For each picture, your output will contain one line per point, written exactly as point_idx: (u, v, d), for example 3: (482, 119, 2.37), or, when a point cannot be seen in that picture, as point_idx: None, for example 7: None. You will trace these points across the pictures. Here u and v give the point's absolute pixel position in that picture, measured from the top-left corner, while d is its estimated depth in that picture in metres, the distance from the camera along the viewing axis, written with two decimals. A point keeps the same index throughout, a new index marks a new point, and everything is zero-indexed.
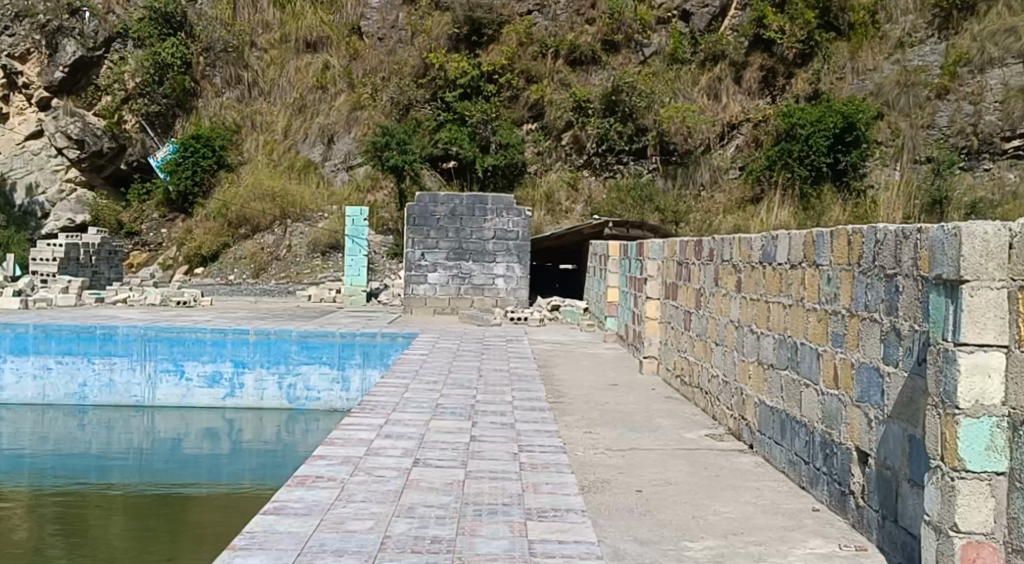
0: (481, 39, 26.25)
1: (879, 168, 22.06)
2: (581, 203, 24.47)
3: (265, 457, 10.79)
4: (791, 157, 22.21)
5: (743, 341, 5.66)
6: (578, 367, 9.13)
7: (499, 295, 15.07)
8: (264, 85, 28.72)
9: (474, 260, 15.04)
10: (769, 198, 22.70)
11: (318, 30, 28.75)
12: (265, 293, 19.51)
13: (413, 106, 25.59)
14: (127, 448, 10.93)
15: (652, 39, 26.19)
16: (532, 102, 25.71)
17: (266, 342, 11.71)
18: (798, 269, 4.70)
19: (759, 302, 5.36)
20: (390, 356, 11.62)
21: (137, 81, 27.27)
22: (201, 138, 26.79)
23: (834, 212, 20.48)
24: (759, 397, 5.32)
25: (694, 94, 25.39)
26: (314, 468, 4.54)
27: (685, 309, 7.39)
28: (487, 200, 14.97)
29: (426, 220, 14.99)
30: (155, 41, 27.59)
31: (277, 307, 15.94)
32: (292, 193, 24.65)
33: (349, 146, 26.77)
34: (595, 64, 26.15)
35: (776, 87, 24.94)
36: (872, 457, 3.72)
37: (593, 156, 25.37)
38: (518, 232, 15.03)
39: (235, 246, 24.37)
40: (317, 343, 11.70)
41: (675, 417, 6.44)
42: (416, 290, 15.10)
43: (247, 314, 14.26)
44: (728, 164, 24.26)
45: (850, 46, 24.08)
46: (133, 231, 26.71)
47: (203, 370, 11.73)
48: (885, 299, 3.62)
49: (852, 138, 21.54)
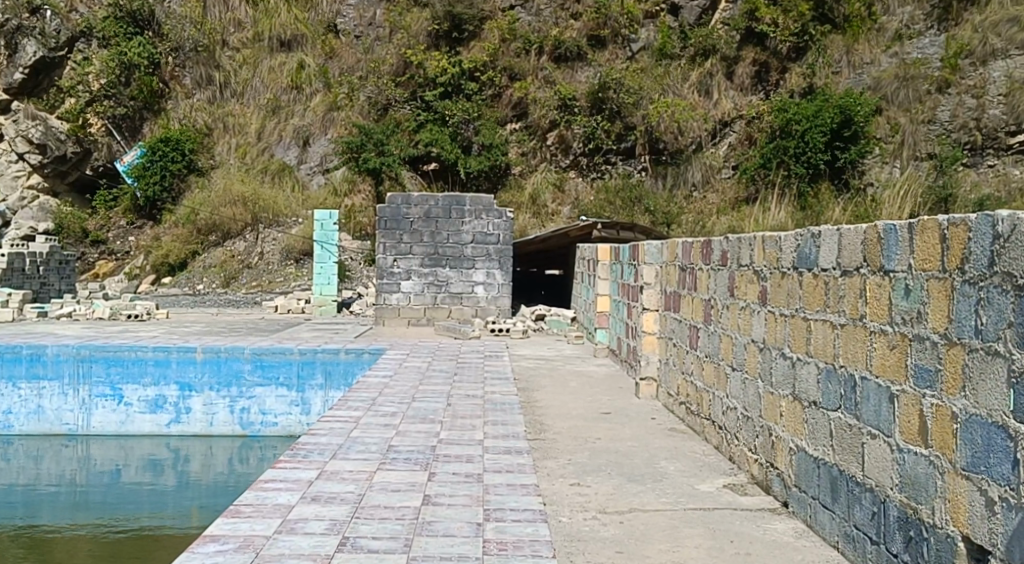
0: (461, 35, 25.02)
1: (879, 165, 20.95)
2: (568, 205, 23.31)
3: (214, 489, 9.54)
4: (788, 154, 21.10)
5: (771, 368, 4.46)
6: (565, 389, 7.89)
7: (479, 305, 13.84)
8: (236, 86, 27.16)
9: (451, 267, 13.80)
10: (764, 198, 21.59)
11: (292, 27, 27.23)
12: (231, 303, 18.25)
13: (391, 106, 24.44)
14: (57, 482, 9.64)
15: (640, 33, 25.01)
16: (515, 101, 24.48)
17: (215, 361, 10.46)
18: (852, 276, 3.51)
19: (793, 320, 4.16)
20: (354, 375, 10.45)
21: (102, 82, 26.00)
22: (169, 141, 25.37)
23: (834, 212, 19.34)
24: (794, 441, 4.11)
25: (685, 89, 24.11)
26: (197, 560, 3.29)
27: (691, 324, 6.18)
28: (464, 201, 13.74)
29: (398, 223, 13.76)
30: (121, 41, 26.18)
31: (238, 320, 14.68)
32: (265, 197, 23.42)
33: (325, 148, 25.41)
34: (581, 60, 24.84)
35: (769, 83, 23.72)
36: (995, 555, 2.51)
37: (580, 156, 24.19)
38: (498, 235, 13.81)
39: (205, 254, 23.02)
40: (273, 361, 10.48)
41: (684, 459, 5.21)
42: (389, 299, 13.82)
43: (202, 328, 12.98)
44: (720, 164, 23.09)
45: (845, 39, 22.94)
46: (98, 240, 25.35)
47: (144, 394, 10.44)
48: (1016, 322, 2.44)
49: (849, 133, 20.35)
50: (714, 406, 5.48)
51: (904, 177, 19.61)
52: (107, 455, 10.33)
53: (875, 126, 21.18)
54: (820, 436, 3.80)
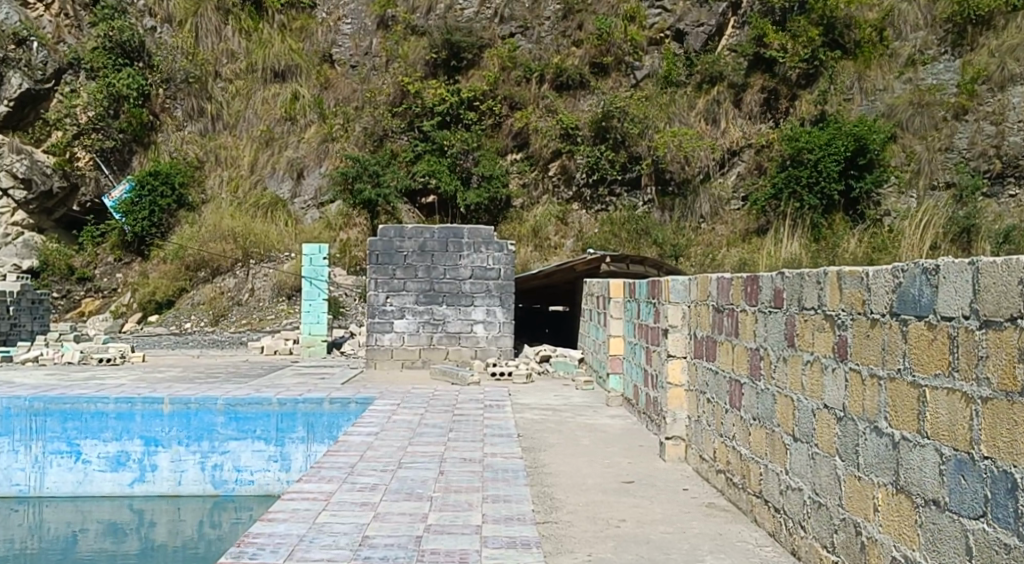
0: (460, 64, 24.16)
1: (894, 195, 20.03)
2: (571, 237, 22.38)
3: (184, 553, 8.39)
4: (799, 184, 20.10)
5: (855, 444, 3.37)
6: (578, 449, 6.81)
7: (479, 345, 12.77)
8: (229, 118, 26.29)
9: (448, 304, 12.76)
10: (776, 228, 20.57)
11: (286, 58, 26.36)
12: (215, 344, 17.17)
13: (388, 137, 23.64)
14: (4, 548, 8.47)
15: (644, 60, 24.11)
16: (516, 130, 23.52)
17: (184, 413, 9.38)
18: (1000, 329, 2.45)
19: (892, 382, 3.07)
20: (340, 428, 9.44)
21: (89, 115, 25.09)
22: (159, 174, 24.45)
23: (850, 244, 18.31)
24: (899, 549, 3.01)
25: (691, 118, 23.23)
26: None
27: (731, 377, 5.10)
28: (462, 233, 12.72)
29: (391, 257, 12.76)
30: (110, 72, 25.26)
31: (219, 364, 13.60)
32: (256, 231, 22.47)
33: (320, 180, 24.45)
34: (583, 89, 23.91)
35: (779, 111, 22.74)
36: None
37: (583, 188, 23.23)
38: (499, 270, 12.78)
39: (193, 291, 21.99)
40: (248, 412, 9.41)
41: (734, 553, 4.13)
42: (381, 340, 12.77)
43: (177, 374, 11.88)
44: (729, 195, 22.15)
45: (856, 66, 22.12)
46: (84, 277, 24.39)
47: (104, 451, 9.34)
48: None
49: (865, 161, 19.65)
50: (768, 482, 4.38)
51: (922, 208, 18.73)
52: (62, 519, 9.17)
53: (890, 154, 20.27)
54: (945, 548, 2.71)
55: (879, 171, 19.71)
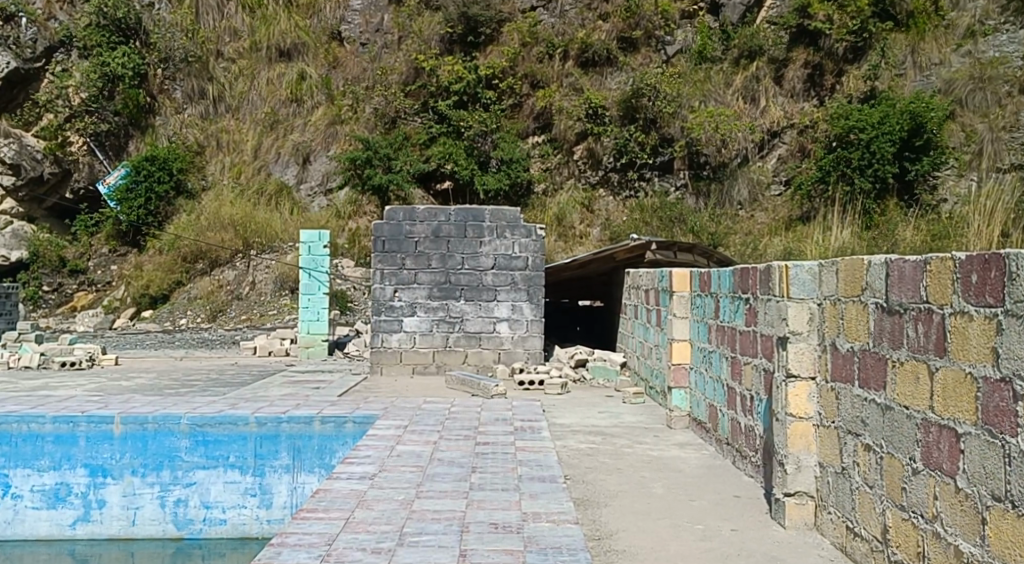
0: (477, 40, 22.08)
1: (954, 177, 17.83)
2: (597, 226, 20.44)
3: None
4: (851, 167, 17.98)
5: None
6: (651, 504, 4.86)
7: (503, 346, 10.86)
8: (231, 100, 24.24)
9: (467, 298, 10.86)
10: (823, 216, 18.51)
11: (292, 35, 24.27)
12: (205, 343, 15.32)
13: (400, 119, 21.64)
14: None
15: (676, 35, 21.94)
16: (539, 111, 21.46)
17: (139, 436, 7.54)
18: None
19: None
20: (333, 453, 7.59)
21: (83, 96, 23.27)
22: (156, 159, 22.51)
23: (906, 233, 16.07)
24: None
25: (728, 96, 20.99)
26: None
27: (931, 415, 3.15)
28: (484, 215, 10.81)
29: (399, 243, 10.87)
30: (104, 50, 23.36)
31: (202, 368, 11.78)
32: (258, 219, 20.63)
33: (327, 165, 22.39)
34: (611, 66, 21.79)
35: (824, 88, 20.52)
36: None
37: (611, 172, 21.16)
38: (526, 259, 10.88)
39: (190, 284, 20.17)
40: (218, 434, 7.56)
41: None
42: (388, 341, 10.88)
43: (147, 382, 10.04)
44: (769, 178, 20.16)
45: (909, 38, 19.66)
46: (77, 269, 22.53)
47: (39, 483, 7.52)
48: None
49: (922, 142, 17.41)
50: None
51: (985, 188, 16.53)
52: None
53: (947, 134, 18.00)
54: None
55: (937, 152, 17.47)
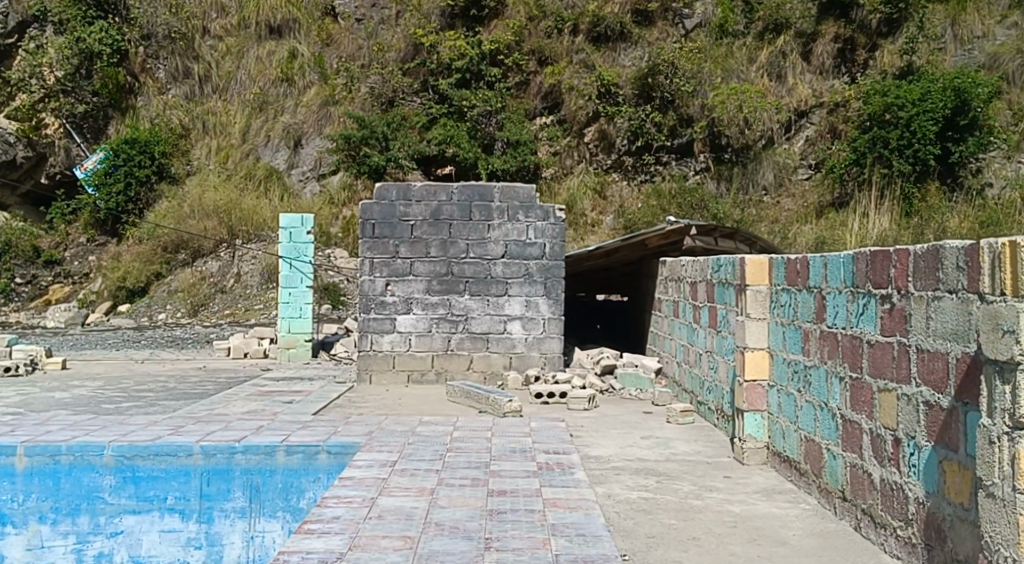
0: (481, 13, 20.10)
1: (1000, 159, 15.66)
2: (611, 214, 18.54)
3: None
4: (888, 148, 15.55)
5: None
6: None
7: (514, 349, 9.12)
8: (218, 80, 22.31)
9: (472, 292, 9.13)
10: (855, 201, 16.36)
11: (282, 11, 22.41)
12: (176, 342, 13.60)
13: (398, 99, 19.63)
14: None
15: (694, 7, 19.91)
16: (546, 89, 19.51)
17: (49, 471, 5.83)
18: None
19: None
20: (299, 492, 5.86)
21: (57, 74, 21.19)
22: (136, 142, 20.68)
23: (954, 221, 14.01)
24: None
25: (752, 73, 18.99)
26: None
27: None
28: (492, 194, 9.10)
29: (391, 227, 9.13)
30: (79, 25, 21.30)
31: (161, 374, 10.03)
32: (243, 205, 18.80)
33: (320, 149, 20.49)
34: (624, 42, 19.78)
35: (856, 64, 18.53)
36: None
37: (625, 156, 19.23)
38: (543, 246, 9.14)
39: (170, 276, 18.36)
40: (152, 468, 5.83)
41: None
42: (379, 344, 9.13)
43: (86, 395, 8.28)
44: (796, 162, 18.13)
45: (949, 9, 17.70)
46: (52, 260, 20.58)
47: None
48: None
49: (967, 120, 15.10)
50: None
51: None
52: None
53: (995, 112, 15.89)
54: None
55: (984, 131, 15.25)
